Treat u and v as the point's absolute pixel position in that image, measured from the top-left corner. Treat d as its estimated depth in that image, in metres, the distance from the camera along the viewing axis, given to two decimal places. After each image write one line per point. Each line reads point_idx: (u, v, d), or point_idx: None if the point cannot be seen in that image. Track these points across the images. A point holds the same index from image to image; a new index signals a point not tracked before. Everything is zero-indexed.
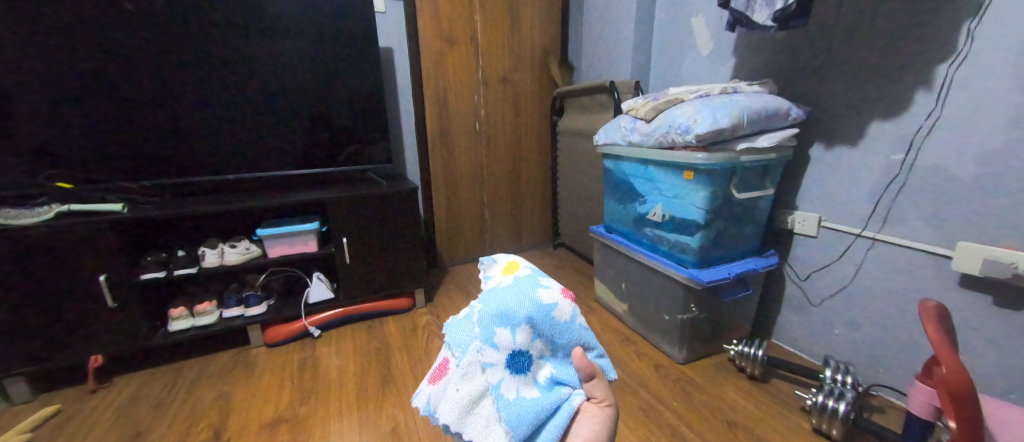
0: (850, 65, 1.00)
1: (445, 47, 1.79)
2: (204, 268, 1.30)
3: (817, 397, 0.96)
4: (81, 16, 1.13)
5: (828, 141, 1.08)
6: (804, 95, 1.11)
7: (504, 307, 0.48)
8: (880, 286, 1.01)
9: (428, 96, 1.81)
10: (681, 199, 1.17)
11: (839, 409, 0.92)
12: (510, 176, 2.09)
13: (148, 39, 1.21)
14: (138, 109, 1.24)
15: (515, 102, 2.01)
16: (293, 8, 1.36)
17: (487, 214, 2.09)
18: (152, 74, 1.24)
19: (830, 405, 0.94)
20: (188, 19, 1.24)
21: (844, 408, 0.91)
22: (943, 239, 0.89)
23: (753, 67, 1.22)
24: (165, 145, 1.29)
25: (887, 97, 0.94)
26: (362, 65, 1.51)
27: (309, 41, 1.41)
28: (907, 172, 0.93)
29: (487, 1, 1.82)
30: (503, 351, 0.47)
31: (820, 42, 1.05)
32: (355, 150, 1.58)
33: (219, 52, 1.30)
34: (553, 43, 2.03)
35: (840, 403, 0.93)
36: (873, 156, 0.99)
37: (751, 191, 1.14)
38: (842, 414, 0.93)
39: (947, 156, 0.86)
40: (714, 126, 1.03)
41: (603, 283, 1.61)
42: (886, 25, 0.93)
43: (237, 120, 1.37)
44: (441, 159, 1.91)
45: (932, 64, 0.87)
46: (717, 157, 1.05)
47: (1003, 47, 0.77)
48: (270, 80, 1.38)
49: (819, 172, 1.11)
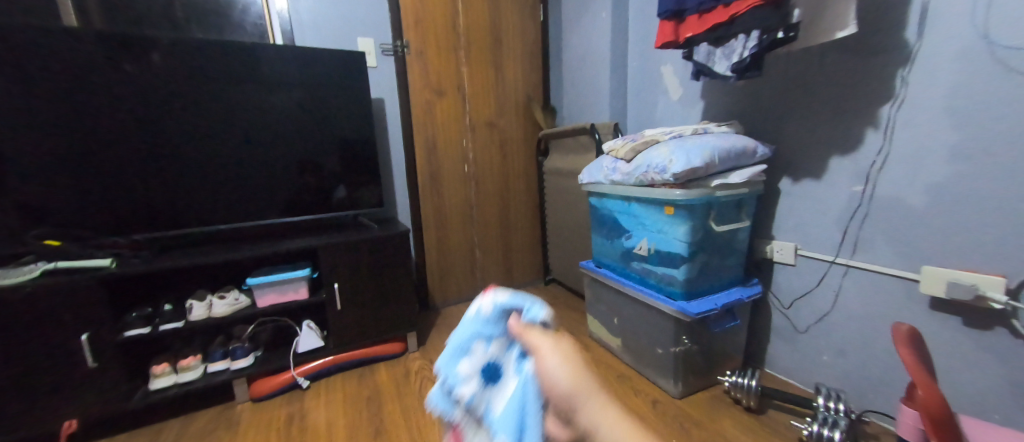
0: (805, 105, 1.09)
1: (433, 97, 1.89)
2: (190, 322, 1.29)
3: (813, 427, 0.98)
4: (83, 81, 1.19)
5: (794, 175, 1.15)
6: (769, 133, 1.19)
7: (454, 345, 0.53)
8: (859, 311, 1.05)
9: (417, 143, 1.88)
10: (664, 233, 1.22)
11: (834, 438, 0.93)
12: (499, 216, 2.14)
13: (147, 102, 1.27)
14: (134, 165, 1.28)
15: (502, 145, 2.09)
16: (288, 68, 1.44)
17: (478, 253, 2.12)
18: (148, 133, 1.29)
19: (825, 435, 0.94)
20: (186, 80, 1.31)
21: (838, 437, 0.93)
22: (909, 264, 0.94)
23: (720, 109, 1.32)
24: (158, 200, 1.32)
25: (841, 135, 1.02)
26: (353, 117, 1.59)
27: (302, 97, 1.48)
28: (869, 202, 0.99)
29: (471, 55, 1.95)
30: (468, 379, 0.50)
31: (776, 86, 1.15)
32: (346, 197, 1.62)
33: (216, 111, 1.36)
34: (535, 89, 2.15)
35: (834, 432, 0.94)
36: (836, 188, 1.05)
37: (729, 224, 1.20)
38: None
39: (902, 186, 0.93)
40: (689, 166, 1.09)
41: (595, 318, 1.62)
42: (831, 72, 1.02)
43: (231, 173, 1.41)
44: (431, 202, 1.96)
45: (875, 106, 0.95)
46: (694, 193, 1.11)
47: (933, 91, 0.86)
48: (264, 134, 1.44)
49: (790, 204, 1.17)
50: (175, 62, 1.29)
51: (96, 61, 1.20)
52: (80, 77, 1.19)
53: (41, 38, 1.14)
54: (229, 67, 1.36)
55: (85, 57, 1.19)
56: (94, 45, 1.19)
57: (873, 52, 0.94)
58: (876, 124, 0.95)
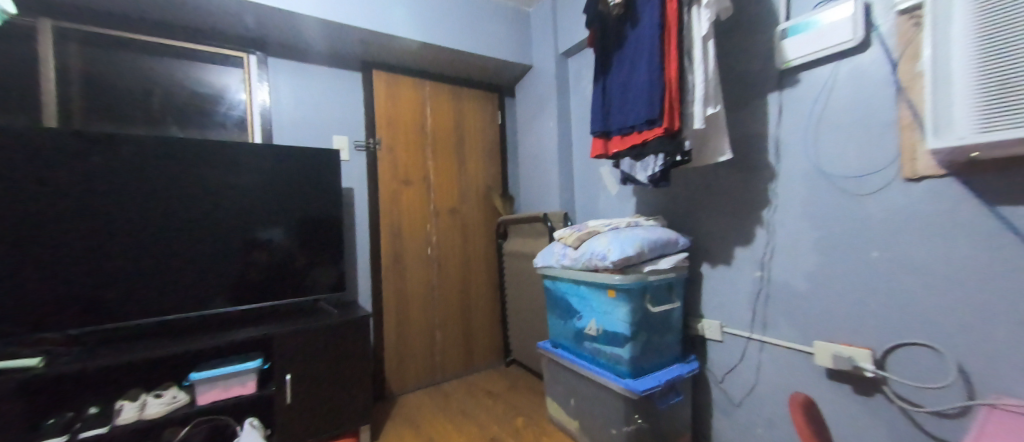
0: (711, 205, 1.33)
1: (400, 186, 2.05)
2: (116, 426, 1.21)
3: None
4: (56, 176, 1.25)
5: (711, 261, 1.35)
6: (687, 226, 1.42)
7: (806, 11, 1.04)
8: (777, 383, 1.18)
9: (382, 227, 1.99)
10: (608, 314, 1.33)
11: None
12: (460, 297, 2.22)
13: (120, 193, 1.34)
14: (89, 256, 1.29)
15: (463, 229, 2.25)
16: (265, 162, 1.57)
17: (439, 335, 2.14)
18: (113, 223, 1.33)
19: None
20: (162, 174, 1.40)
21: None
22: (805, 339, 1.11)
23: (648, 204, 1.56)
24: (107, 292, 1.31)
25: (739, 231, 1.26)
26: (323, 206, 1.70)
27: (275, 188, 1.58)
28: (768, 285, 1.20)
29: (437, 150, 2.18)
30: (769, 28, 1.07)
31: (687, 189, 1.40)
32: (309, 282, 1.65)
33: (189, 201, 1.43)
34: (494, 180, 2.39)
35: None
36: (743, 273, 1.26)
37: (663, 305, 1.34)
38: None
39: (787, 273, 1.14)
40: (623, 254, 1.25)
41: (553, 400, 1.65)
42: (724, 180, 1.29)
43: (194, 260, 1.44)
44: (393, 284, 2.02)
45: (759, 208, 1.20)
46: (631, 278, 1.25)
47: (794, 200, 1.12)
48: (234, 221, 1.51)
49: (712, 286, 1.36)
50: (154, 158, 1.39)
51: (72, 158, 1.28)
52: (54, 173, 1.25)
53: (23, 137, 1.21)
54: (206, 162, 1.46)
55: (64, 155, 1.27)
56: (74, 144, 1.28)
57: (750, 168, 1.22)
58: (762, 222, 1.20)
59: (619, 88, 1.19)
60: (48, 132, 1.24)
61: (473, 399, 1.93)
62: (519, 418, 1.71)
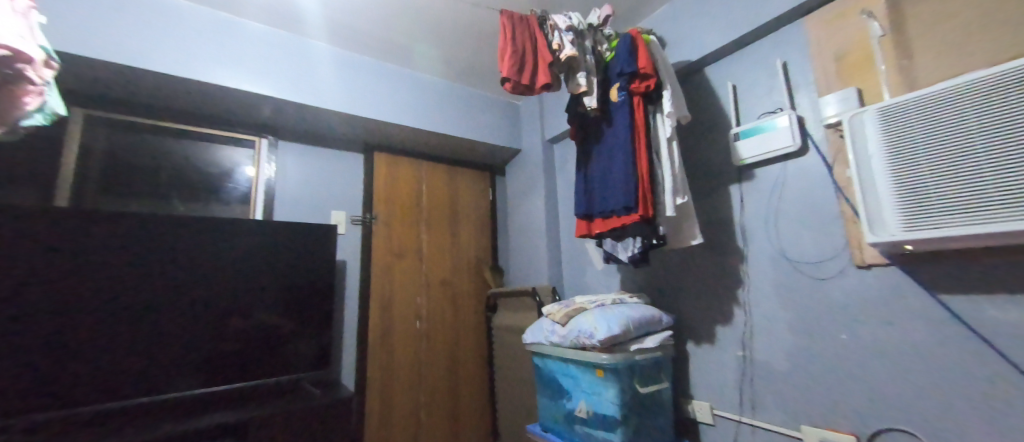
0: (690, 283, 1.39)
1: (394, 258, 2.10)
2: None
3: None
4: (60, 247, 1.29)
5: (696, 340, 1.37)
6: (670, 304, 1.46)
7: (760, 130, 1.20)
8: None
9: (373, 301, 2.00)
10: (597, 395, 1.31)
11: None
12: (447, 373, 2.15)
13: (119, 265, 1.36)
14: (71, 332, 1.27)
15: (454, 302, 2.26)
16: (265, 236, 1.63)
17: (423, 416, 2.03)
18: (102, 298, 1.32)
19: None
20: (164, 246, 1.44)
21: None
22: (795, 423, 1.10)
23: (631, 282, 1.61)
24: (80, 369, 1.27)
25: (720, 310, 1.30)
26: (316, 278, 1.73)
27: (271, 261, 1.63)
28: (751, 365, 1.21)
29: (431, 224, 2.27)
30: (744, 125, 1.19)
31: (666, 268, 1.48)
32: (294, 357, 1.62)
33: (186, 273, 1.46)
34: (485, 253, 2.45)
35: None
36: (727, 352, 1.28)
37: (653, 386, 1.33)
38: None
39: (768, 353, 1.17)
40: (610, 333, 1.27)
41: None
42: (701, 260, 1.37)
43: (180, 334, 1.42)
44: (380, 359, 1.96)
45: (735, 288, 1.27)
46: (619, 357, 1.27)
47: (765, 282, 1.20)
48: (228, 294, 1.53)
49: (698, 366, 1.36)
50: (158, 231, 1.44)
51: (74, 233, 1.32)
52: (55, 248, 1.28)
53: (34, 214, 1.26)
54: (207, 236, 1.52)
55: (69, 230, 1.31)
56: (81, 219, 1.33)
57: (723, 251, 1.31)
58: (740, 302, 1.25)
59: (599, 176, 1.32)
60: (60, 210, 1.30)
61: None
62: None
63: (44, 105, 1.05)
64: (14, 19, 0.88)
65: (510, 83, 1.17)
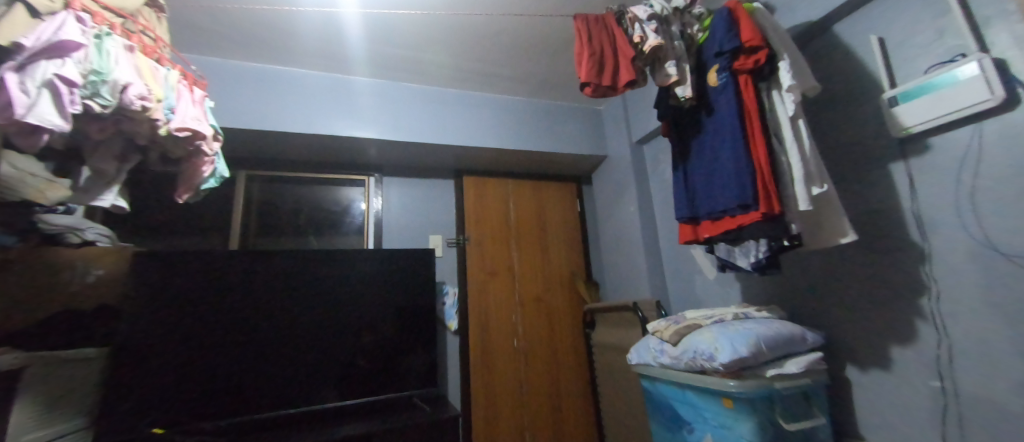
0: (841, 293, 1.12)
1: (488, 278, 2.12)
2: None
3: None
4: (226, 278, 1.54)
5: (858, 363, 1.10)
6: (814, 319, 1.20)
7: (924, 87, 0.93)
8: None
9: (471, 322, 2.02)
10: (727, 429, 1.10)
11: None
12: (550, 396, 2.07)
13: (265, 292, 1.58)
14: (235, 354, 1.50)
15: (550, 321, 2.18)
16: (376, 260, 1.76)
17: (529, 440, 1.97)
18: (253, 324, 1.54)
19: None
20: (300, 274, 1.64)
21: None
22: None
23: (758, 295, 1.37)
24: (242, 385, 1.48)
25: (893, 326, 1.02)
26: (422, 298, 1.81)
27: (384, 283, 1.76)
28: (955, 401, 0.91)
29: (522, 241, 2.25)
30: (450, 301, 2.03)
31: (805, 276, 1.22)
32: (407, 375, 1.70)
33: (317, 296, 1.65)
34: (578, 268, 2.34)
35: None
36: (912, 381, 0.99)
37: (802, 420, 1.08)
38: None
39: (981, 384, 0.87)
40: (735, 355, 1.07)
41: None
42: (855, 264, 1.09)
43: (315, 351, 1.59)
44: (483, 380, 1.97)
45: (914, 298, 0.98)
46: (750, 385, 1.05)
47: (968, 287, 0.89)
48: (349, 314, 1.67)
49: (866, 397, 1.08)
50: (298, 261, 1.65)
51: (231, 271, 1.55)
52: (217, 285, 1.52)
53: (193, 256, 1.52)
54: (332, 263, 1.69)
55: (226, 269, 1.54)
56: (234, 259, 1.56)
57: (888, 248, 1.03)
58: (923, 315, 0.96)
59: (702, 172, 1.16)
60: (222, 257, 1.55)
61: None
62: None
63: (216, 170, 1.17)
64: (191, 107, 1.00)
65: (590, 87, 1.10)
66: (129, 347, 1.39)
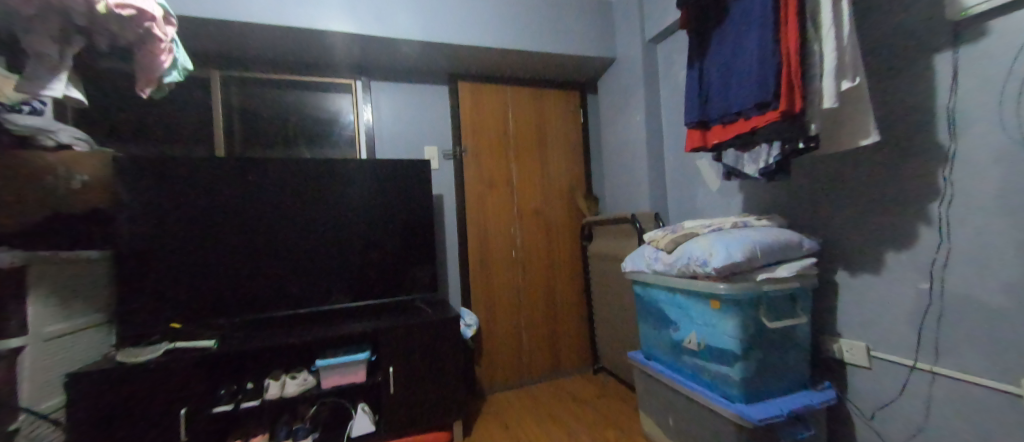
0: (847, 201, 1.10)
1: (487, 190, 2.09)
2: (266, 401, 1.36)
3: None
4: (216, 185, 1.49)
5: (849, 268, 1.11)
6: (813, 227, 1.19)
7: None
8: (963, 427, 0.91)
9: (470, 232, 2.04)
10: (711, 327, 1.16)
11: None
12: (546, 300, 2.17)
13: (260, 198, 1.54)
14: (241, 258, 1.51)
15: (548, 232, 2.20)
16: (371, 168, 1.70)
17: (526, 338, 2.12)
18: (256, 231, 1.54)
19: None
20: (294, 181, 1.59)
21: None
22: (1007, 374, 0.84)
23: (760, 204, 1.35)
24: (251, 287, 1.52)
25: (894, 232, 1.01)
26: (420, 207, 1.78)
27: (383, 191, 1.72)
28: (939, 301, 0.94)
29: (521, 152, 2.17)
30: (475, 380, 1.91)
31: (813, 183, 1.18)
32: (409, 279, 1.75)
33: (313, 203, 1.62)
34: (578, 180, 2.29)
35: None
36: (900, 284, 1.01)
37: (785, 319, 1.13)
38: None
39: (971, 286, 0.88)
40: (729, 260, 1.08)
41: (649, 415, 1.48)
42: (868, 170, 1.05)
43: (318, 256, 1.61)
44: (481, 286, 2.05)
45: (923, 203, 0.95)
46: (739, 287, 1.08)
47: (984, 190, 0.86)
48: (349, 222, 1.66)
49: (851, 299, 1.12)
50: (291, 169, 1.59)
51: (226, 178, 1.50)
52: (213, 191, 1.48)
53: (179, 161, 1.45)
54: (325, 170, 1.64)
55: (220, 176, 1.49)
56: (226, 166, 1.50)
57: (908, 152, 0.97)
58: (928, 220, 0.94)
59: (721, 68, 1.05)
60: (212, 163, 1.49)
61: (561, 404, 1.86)
62: (611, 431, 1.59)
63: (176, 61, 1.09)
64: None
65: None
66: (131, 249, 1.39)
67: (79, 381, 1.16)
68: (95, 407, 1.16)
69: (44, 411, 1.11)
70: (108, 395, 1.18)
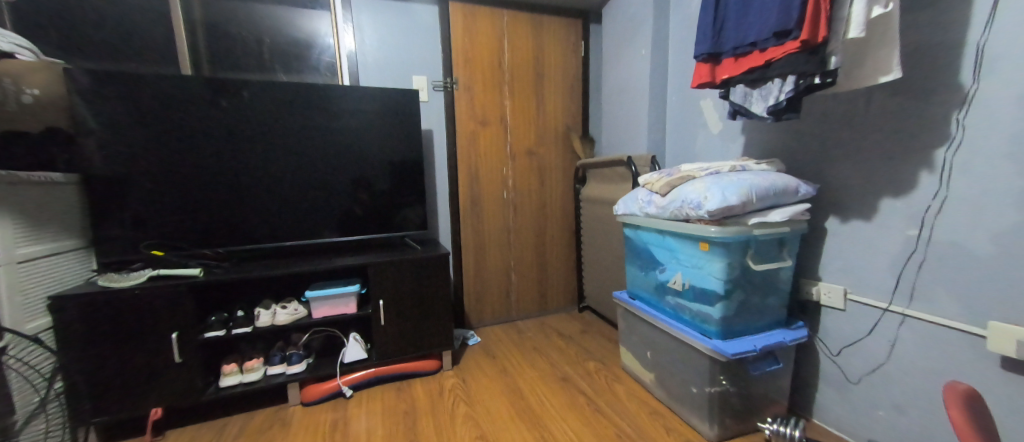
0: (851, 146, 1.07)
1: (479, 127, 2.00)
2: (257, 328, 1.38)
3: (779, 426, 1.11)
4: (188, 108, 1.38)
5: (841, 215, 1.12)
6: (813, 173, 1.17)
7: None
8: (922, 364, 0.97)
9: (461, 170, 1.98)
10: (698, 269, 1.18)
11: (794, 433, 1.09)
12: (536, 241, 2.19)
13: (237, 125, 1.44)
14: (224, 187, 1.45)
15: (541, 173, 2.15)
16: (356, 96, 1.59)
17: (514, 277, 2.16)
18: (237, 159, 1.46)
19: (787, 431, 1.09)
20: (274, 107, 1.49)
21: (797, 431, 1.09)
22: (976, 317, 0.88)
23: (761, 148, 1.31)
24: (236, 217, 1.48)
25: (893, 179, 1.00)
26: (408, 140, 1.70)
27: (371, 122, 1.63)
28: (924, 248, 0.95)
29: (516, 85, 2.05)
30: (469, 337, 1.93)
31: (820, 127, 1.14)
32: (398, 216, 1.72)
33: (295, 132, 1.52)
34: (575, 119, 2.20)
35: (794, 430, 1.09)
36: (889, 231, 1.02)
37: (769, 263, 1.14)
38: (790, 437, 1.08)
39: (961, 233, 0.89)
40: (724, 203, 1.06)
41: (628, 350, 1.56)
42: (879, 113, 1.01)
43: (303, 188, 1.55)
44: (472, 225, 2.04)
45: (930, 149, 0.93)
46: (731, 230, 1.08)
47: (994, 136, 0.83)
48: (336, 153, 1.59)
49: (837, 245, 1.14)
50: (270, 94, 1.48)
51: (198, 99, 1.39)
52: (186, 114, 1.38)
53: (144, 78, 1.32)
54: (306, 97, 1.52)
55: (192, 97, 1.38)
56: (198, 86, 1.38)
57: (924, 94, 0.93)
58: (931, 167, 0.93)
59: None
60: (182, 82, 1.37)
61: (546, 338, 1.94)
62: (591, 363, 1.68)
63: None
64: None
65: None
66: (101, 173, 1.31)
67: (64, 304, 1.14)
68: (87, 328, 1.16)
69: (30, 332, 1.11)
70: (97, 317, 1.17)
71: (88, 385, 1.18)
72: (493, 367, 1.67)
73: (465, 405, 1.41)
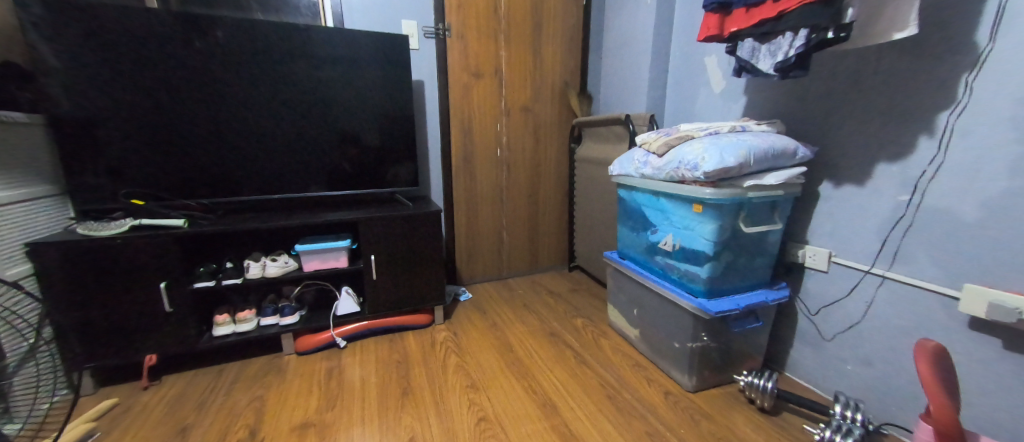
0: (853, 110, 1.06)
1: (473, 80, 1.91)
2: (246, 280, 1.37)
3: (753, 378, 1.14)
4: (159, 48, 1.28)
5: (836, 179, 1.12)
6: (812, 137, 1.16)
7: None
8: (894, 323, 1.02)
9: (453, 125, 1.92)
10: (691, 230, 1.18)
11: (766, 385, 1.11)
12: (529, 199, 2.17)
13: (214, 68, 1.36)
14: (205, 136, 1.39)
15: (537, 130, 2.10)
16: (341, 42, 1.49)
17: (506, 234, 2.16)
18: (218, 106, 1.38)
19: (760, 384, 1.12)
20: (254, 51, 1.39)
21: (769, 383, 1.11)
22: (952, 279, 0.91)
23: (764, 109, 1.29)
24: (220, 168, 1.42)
25: (892, 143, 0.99)
26: (398, 90, 1.62)
27: (358, 70, 1.54)
28: (913, 213, 0.97)
29: (512, 35, 1.94)
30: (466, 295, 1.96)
31: (824, 88, 1.12)
32: (389, 172, 1.68)
33: (277, 78, 1.44)
34: (572, 75, 2.13)
35: (766, 381, 1.12)
36: (880, 196, 1.03)
37: (759, 226, 1.15)
38: (763, 389, 1.11)
39: (951, 199, 0.90)
40: (721, 165, 1.04)
41: (615, 307, 1.60)
42: (886, 75, 0.99)
43: (288, 138, 1.49)
44: (464, 182, 2.01)
45: (932, 112, 0.92)
46: (726, 192, 1.07)
47: (1000, 99, 0.82)
48: (323, 103, 1.52)
49: (829, 209, 1.15)
50: (249, 37, 1.38)
51: (169, 38, 1.29)
52: (159, 54, 1.29)
53: (106, 12, 1.21)
54: (288, 41, 1.43)
55: (162, 35, 1.28)
56: (168, 23, 1.28)
57: (936, 54, 0.91)
58: (932, 130, 0.92)
59: None
60: (149, 17, 1.26)
61: (536, 295, 1.98)
62: (579, 319, 1.73)
63: None
64: None
65: None
66: (68, 116, 1.23)
67: (41, 252, 1.10)
68: (70, 277, 1.14)
69: (11, 278, 1.08)
70: (80, 265, 1.15)
71: (76, 333, 1.18)
72: (484, 322, 1.71)
73: (457, 356, 1.45)
